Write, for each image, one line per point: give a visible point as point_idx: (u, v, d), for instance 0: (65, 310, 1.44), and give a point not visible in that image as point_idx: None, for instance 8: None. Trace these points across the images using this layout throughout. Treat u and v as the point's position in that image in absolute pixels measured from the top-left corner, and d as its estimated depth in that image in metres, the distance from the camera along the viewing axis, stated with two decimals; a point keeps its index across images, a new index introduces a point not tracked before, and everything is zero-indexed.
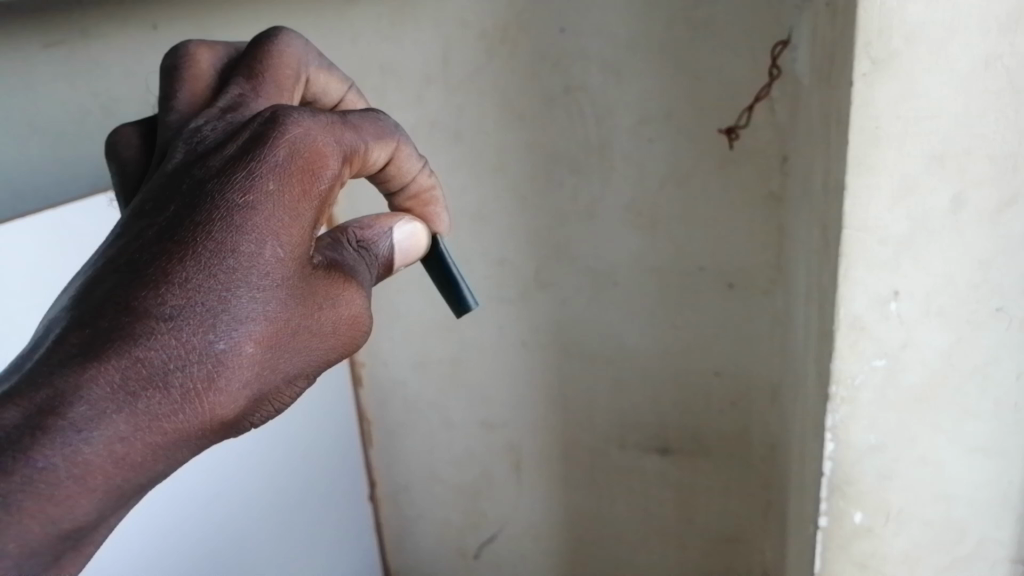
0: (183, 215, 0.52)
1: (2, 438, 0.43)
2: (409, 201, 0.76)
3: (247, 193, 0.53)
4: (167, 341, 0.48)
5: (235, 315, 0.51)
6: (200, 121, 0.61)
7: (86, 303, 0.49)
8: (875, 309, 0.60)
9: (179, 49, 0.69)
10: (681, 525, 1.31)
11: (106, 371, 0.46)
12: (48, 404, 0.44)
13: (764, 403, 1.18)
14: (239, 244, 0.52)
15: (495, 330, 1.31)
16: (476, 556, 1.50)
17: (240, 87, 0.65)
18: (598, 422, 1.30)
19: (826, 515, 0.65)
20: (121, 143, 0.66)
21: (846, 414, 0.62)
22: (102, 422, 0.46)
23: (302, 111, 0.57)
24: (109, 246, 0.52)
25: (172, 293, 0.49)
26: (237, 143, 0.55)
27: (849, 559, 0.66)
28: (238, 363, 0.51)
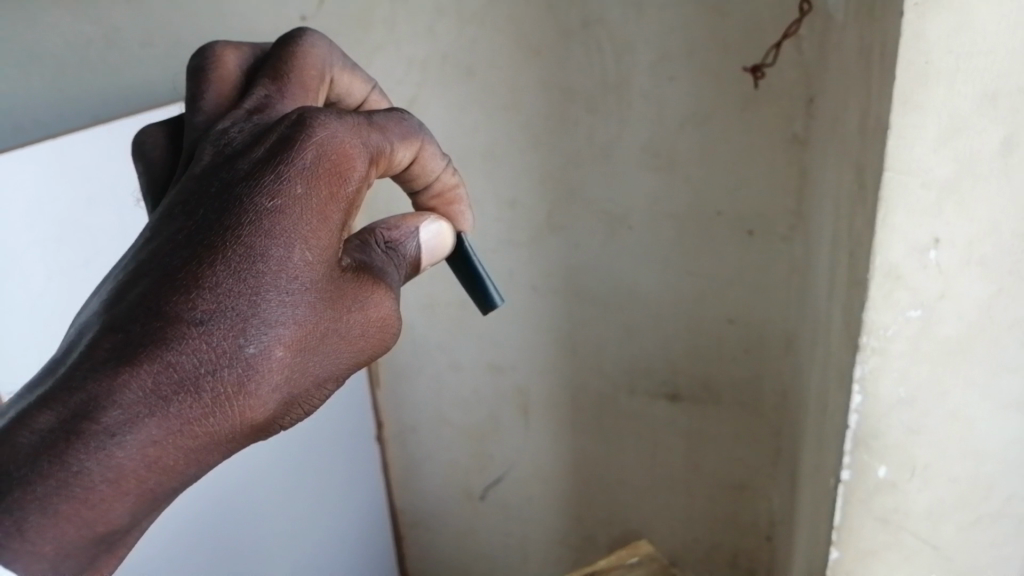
0: (212, 218, 0.50)
1: (39, 441, 0.43)
2: (433, 199, 0.70)
3: (275, 196, 0.51)
4: (197, 347, 0.47)
5: (265, 320, 0.49)
6: (225, 123, 0.57)
7: (117, 306, 0.48)
8: (913, 257, 0.57)
9: (205, 49, 0.65)
10: (690, 471, 1.31)
11: (137, 377, 0.46)
12: (81, 409, 0.44)
13: (779, 352, 1.16)
14: (269, 248, 0.50)
15: (505, 273, 1.28)
16: (482, 497, 1.50)
17: (265, 89, 0.61)
18: (608, 368, 1.28)
19: (849, 469, 0.62)
20: (147, 144, 0.63)
21: (876, 365, 0.59)
22: (134, 429, 0.45)
23: (330, 112, 0.54)
24: (140, 247, 0.51)
25: (202, 298, 0.48)
26: (265, 144, 0.53)
27: (872, 515, 0.63)
28: (269, 368, 0.50)
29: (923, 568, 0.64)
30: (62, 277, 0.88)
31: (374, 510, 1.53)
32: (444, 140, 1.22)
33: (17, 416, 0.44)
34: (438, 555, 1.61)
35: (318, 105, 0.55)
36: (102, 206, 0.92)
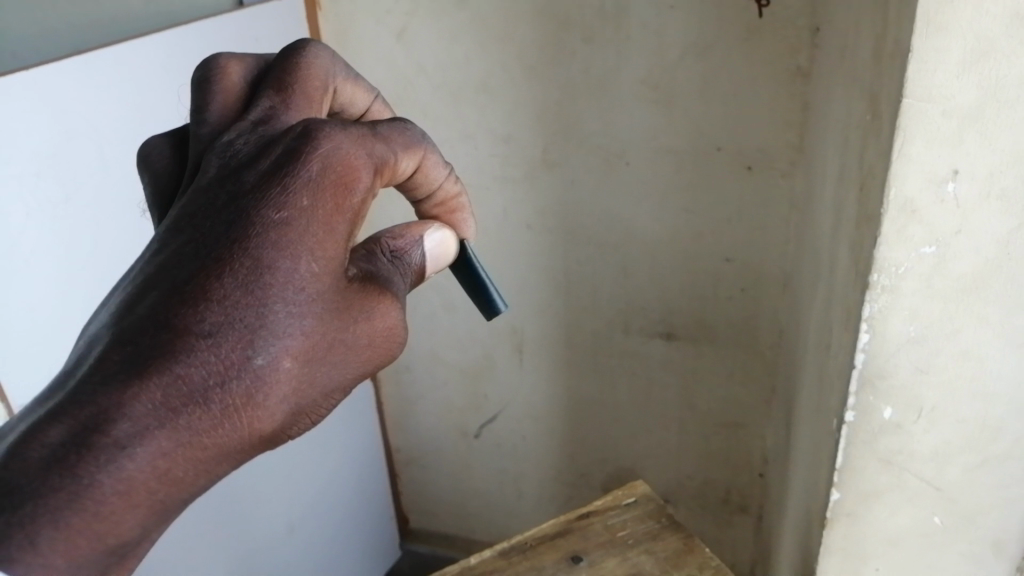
0: (219, 228, 0.45)
1: (47, 455, 0.39)
2: (435, 208, 0.64)
3: (284, 207, 0.46)
4: (206, 357, 0.42)
5: (277, 329, 0.44)
6: (229, 137, 0.52)
7: (124, 318, 0.43)
8: (930, 190, 0.54)
9: (208, 61, 0.58)
10: (684, 410, 1.30)
11: (147, 391, 0.41)
12: (90, 425, 0.40)
13: (776, 292, 1.15)
14: (278, 255, 0.45)
15: (499, 210, 1.24)
16: (476, 436, 1.50)
17: (270, 101, 0.55)
18: (603, 307, 1.26)
19: (853, 410, 0.61)
20: (151, 156, 0.58)
21: (886, 304, 0.57)
22: (145, 446, 0.41)
23: (334, 122, 0.49)
24: (147, 256, 0.46)
25: (211, 308, 0.43)
26: (272, 156, 0.48)
27: (875, 456, 0.62)
28: (280, 381, 0.45)
29: (926, 509, 0.63)
30: (43, 213, 0.82)
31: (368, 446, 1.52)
32: (436, 72, 1.17)
33: (23, 433, 0.40)
34: (432, 493, 1.61)
35: (323, 116, 0.50)
36: (83, 138, 0.85)
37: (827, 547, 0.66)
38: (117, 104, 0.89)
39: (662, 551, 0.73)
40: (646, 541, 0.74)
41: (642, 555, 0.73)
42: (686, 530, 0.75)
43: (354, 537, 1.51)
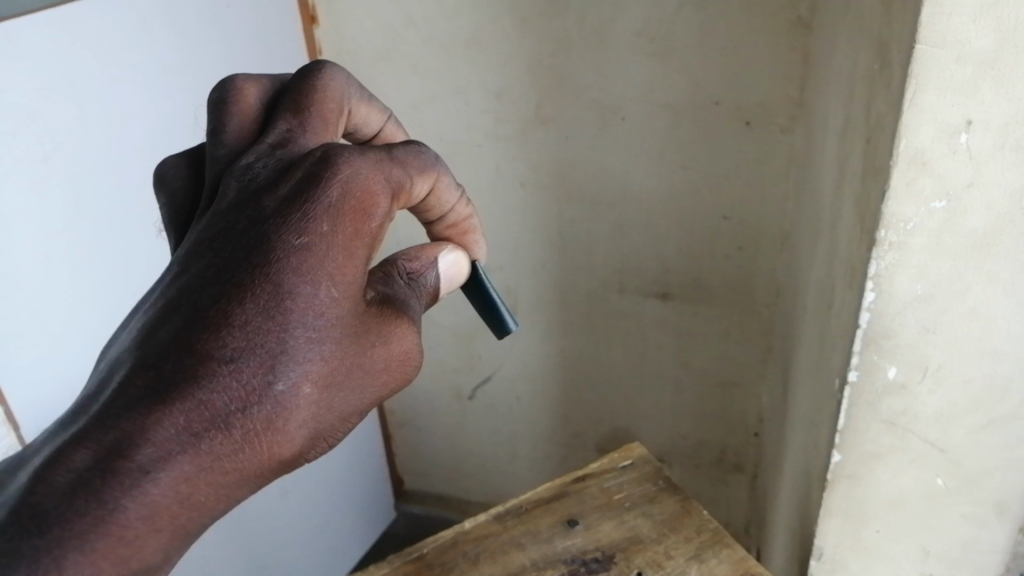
0: (238, 254, 0.45)
1: (73, 480, 0.39)
2: (447, 229, 0.62)
3: (304, 233, 0.45)
4: (227, 383, 0.42)
5: (297, 355, 0.44)
6: (247, 159, 0.50)
7: (146, 343, 0.43)
8: (942, 142, 0.51)
9: (225, 82, 0.56)
10: (680, 370, 1.29)
11: (171, 419, 0.41)
12: (117, 450, 0.40)
13: (773, 250, 1.13)
14: (298, 280, 0.44)
15: (491, 168, 1.21)
16: (470, 397, 1.49)
17: (287, 124, 0.53)
18: (598, 267, 1.24)
19: (857, 369, 0.59)
20: (168, 176, 0.57)
21: (893, 261, 0.55)
22: (169, 471, 0.41)
23: (353, 148, 0.48)
24: (168, 281, 0.46)
25: (232, 334, 0.43)
26: (291, 182, 0.47)
27: (879, 417, 0.61)
28: (300, 406, 0.44)
29: (929, 471, 0.61)
30: (20, 173, 0.79)
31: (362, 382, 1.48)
32: (425, 24, 1.13)
33: (50, 458, 0.40)
34: (426, 453, 1.60)
35: (342, 141, 0.49)
36: (59, 96, 0.81)
37: (827, 509, 0.65)
38: (97, 59, 0.85)
39: (659, 514, 0.71)
40: (643, 503, 0.73)
41: (639, 518, 0.71)
42: (683, 492, 0.74)
43: (350, 499, 1.51)
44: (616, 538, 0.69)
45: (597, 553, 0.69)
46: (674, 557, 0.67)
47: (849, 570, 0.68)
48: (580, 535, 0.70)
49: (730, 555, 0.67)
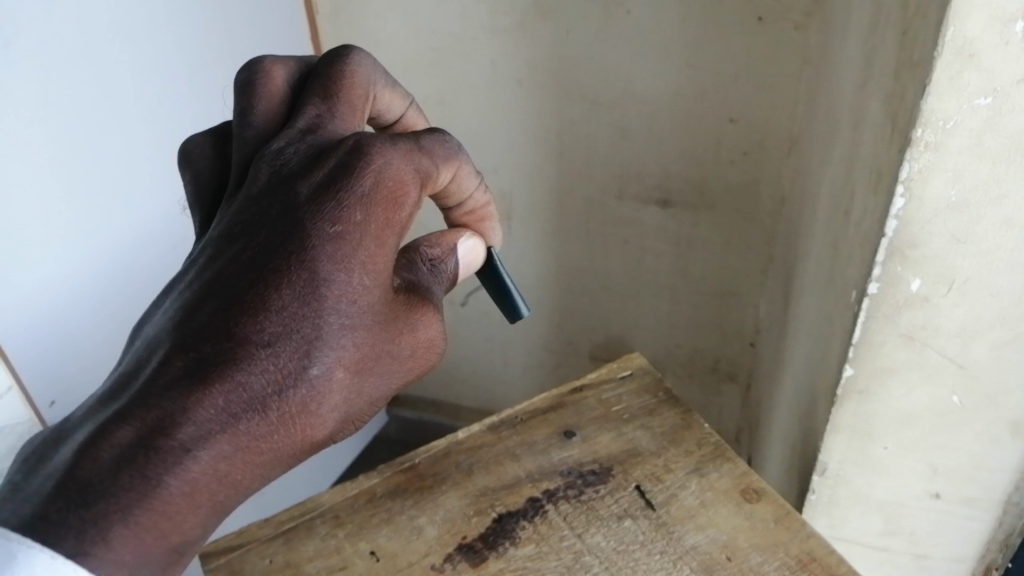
0: (274, 233, 0.45)
1: (117, 456, 0.40)
2: (464, 217, 0.59)
3: (339, 222, 0.45)
4: (265, 366, 0.43)
5: (332, 340, 0.44)
6: (278, 144, 0.50)
7: (184, 324, 0.43)
8: (994, 30, 0.46)
9: (252, 62, 0.55)
10: (677, 281, 1.25)
11: (213, 398, 0.41)
12: (161, 426, 0.40)
13: (781, 156, 1.08)
14: (334, 264, 0.44)
15: (488, 64, 1.14)
16: (463, 305, 1.45)
17: (316, 109, 0.52)
18: (597, 172, 1.18)
19: (878, 282, 0.56)
20: (195, 152, 0.56)
21: (927, 164, 0.51)
22: (211, 450, 0.41)
23: (384, 139, 0.48)
24: (200, 263, 0.45)
25: (268, 319, 0.43)
26: (324, 168, 0.47)
27: (897, 331, 0.57)
28: (332, 390, 0.45)
29: (945, 386, 0.59)
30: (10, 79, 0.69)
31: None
32: None
33: (94, 436, 0.40)
34: None
35: (371, 131, 0.49)
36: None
37: (835, 425, 0.63)
38: None
39: (658, 427, 0.69)
40: (642, 416, 0.70)
41: (638, 431, 0.69)
42: (683, 404, 0.71)
43: None
44: (614, 451, 0.67)
45: (594, 465, 0.66)
46: (674, 470, 0.65)
47: (852, 486, 0.66)
48: (576, 447, 0.68)
49: (732, 469, 0.65)
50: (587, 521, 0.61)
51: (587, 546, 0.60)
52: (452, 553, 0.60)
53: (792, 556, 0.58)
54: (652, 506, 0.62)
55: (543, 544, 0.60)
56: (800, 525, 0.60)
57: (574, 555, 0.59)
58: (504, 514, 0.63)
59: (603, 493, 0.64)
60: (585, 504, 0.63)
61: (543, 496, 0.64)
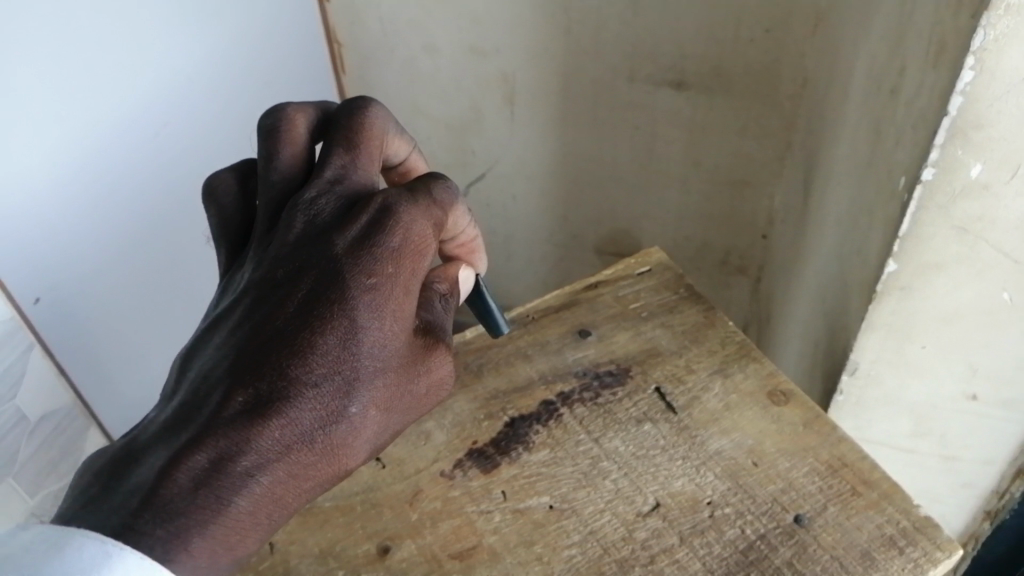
0: (319, 266, 0.41)
1: (178, 487, 0.37)
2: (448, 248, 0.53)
3: (377, 272, 0.41)
4: (314, 405, 0.40)
5: (375, 381, 0.41)
6: (304, 196, 0.45)
7: (242, 353, 0.40)
8: None
9: (275, 108, 0.50)
10: (687, 169, 1.15)
11: (270, 429, 0.39)
12: (223, 455, 0.38)
13: (805, 32, 0.96)
14: (376, 303, 0.41)
15: None
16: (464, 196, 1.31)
17: (340, 159, 0.47)
18: (606, 52, 1.06)
19: (934, 168, 0.50)
20: (221, 190, 0.51)
21: (1004, 32, 0.44)
22: (266, 484, 0.39)
23: (411, 201, 0.44)
24: (244, 294, 0.42)
25: (317, 360, 0.40)
26: (357, 224, 0.42)
27: (949, 222, 0.52)
28: (374, 428, 0.42)
29: (997, 283, 0.54)
30: None
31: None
32: None
33: (162, 462, 0.38)
34: None
35: (397, 191, 0.44)
36: None
37: (870, 323, 0.59)
38: None
39: (680, 325, 0.65)
40: (662, 314, 0.66)
41: (658, 329, 0.65)
42: (707, 301, 0.67)
43: None
44: (632, 350, 0.63)
45: (611, 366, 0.62)
46: (696, 371, 0.61)
47: (883, 386, 0.63)
48: (592, 346, 0.64)
49: (758, 370, 0.61)
50: (604, 425, 0.58)
51: (605, 452, 0.56)
52: (462, 459, 0.57)
53: (822, 462, 0.55)
54: (673, 409, 0.59)
55: (558, 449, 0.57)
56: (830, 428, 0.57)
57: (591, 461, 0.56)
58: (517, 418, 0.59)
59: (622, 395, 0.60)
60: (602, 407, 0.59)
61: (557, 399, 0.60)
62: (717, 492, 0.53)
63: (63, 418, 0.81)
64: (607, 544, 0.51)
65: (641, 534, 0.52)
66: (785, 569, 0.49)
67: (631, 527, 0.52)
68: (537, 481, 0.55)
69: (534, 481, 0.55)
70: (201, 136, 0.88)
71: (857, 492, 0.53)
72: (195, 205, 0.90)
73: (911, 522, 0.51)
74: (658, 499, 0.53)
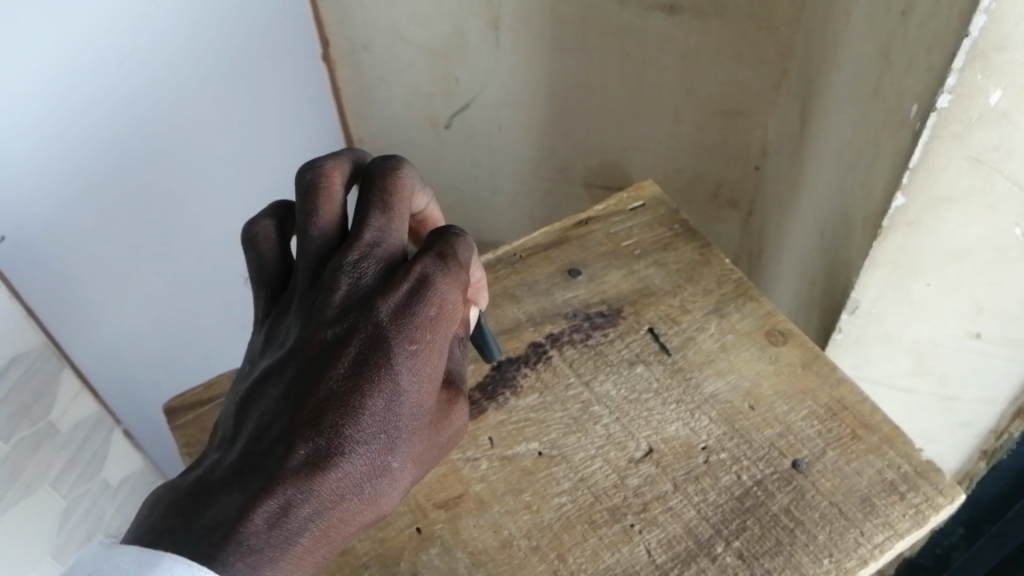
0: (367, 328, 0.41)
1: (241, 532, 0.36)
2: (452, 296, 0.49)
3: (424, 333, 0.41)
4: (364, 460, 0.39)
5: (417, 437, 0.41)
6: (343, 263, 0.43)
7: (298, 406, 0.39)
8: None
9: (310, 163, 0.48)
10: (680, 97, 1.10)
11: (331, 481, 0.38)
12: (289, 504, 0.37)
13: None
14: (422, 362, 0.41)
15: None
16: (447, 127, 1.25)
17: (377, 223, 0.45)
18: None
19: (951, 94, 0.47)
20: (261, 241, 0.49)
21: None
22: (323, 535, 0.38)
23: (449, 266, 0.43)
24: (292, 351, 0.41)
25: (370, 416, 0.39)
26: (402, 288, 0.42)
27: (962, 152, 0.49)
28: (409, 482, 0.42)
29: (1008, 218, 0.51)
30: None
31: (306, 83, 1.13)
32: None
33: (232, 508, 0.37)
34: None
35: (434, 256, 0.43)
36: None
37: (874, 260, 0.56)
38: None
39: (673, 264, 0.62)
40: (655, 252, 0.63)
41: (651, 268, 0.62)
42: (702, 237, 0.64)
43: None
44: (624, 290, 0.60)
45: (602, 307, 0.59)
46: (691, 312, 0.59)
47: (884, 325, 0.61)
48: (582, 286, 0.61)
49: (756, 310, 0.58)
50: (595, 368, 0.56)
51: (596, 396, 0.54)
52: None
53: (821, 405, 0.53)
54: (666, 351, 0.56)
55: (548, 394, 0.55)
56: (830, 369, 0.55)
57: (581, 406, 0.54)
58: (503, 361, 0.57)
59: (613, 337, 0.58)
60: (592, 350, 0.57)
61: (546, 341, 0.58)
62: (712, 436, 0.51)
63: (36, 359, 0.71)
64: (598, 493, 0.49)
65: (634, 481, 0.50)
66: (782, 517, 0.47)
67: (623, 474, 0.50)
68: (525, 427, 0.53)
69: (522, 427, 0.53)
70: (168, 61, 0.82)
71: (857, 436, 0.51)
72: (166, 137, 0.84)
73: (913, 467, 0.49)
74: (651, 445, 0.51)
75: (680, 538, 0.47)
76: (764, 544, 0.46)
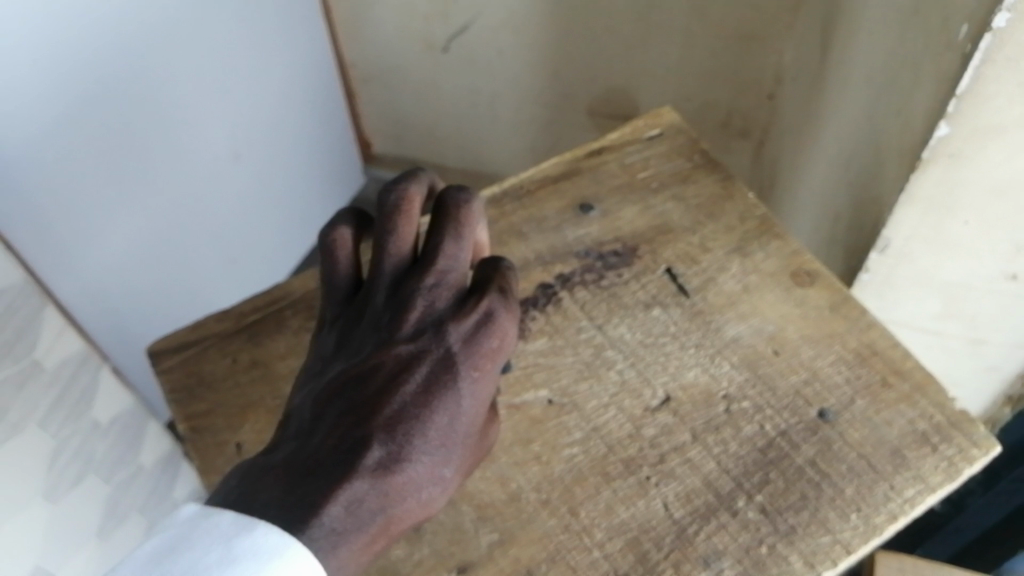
0: (439, 348, 0.38)
1: (314, 517, 0.33)
2: None
3: (494, 359, 0.38)
4: (430, 472, 0.36)
5: (472, 459, 0.38)
6: (417, 288, 0.39)
7: (368, 411, 0.36)
8: None
9: (395, 180, 0.42)
10: (691, 20, 1.03)
11: (398, 487, 0.35)
12: (358, 499, 0.34)
13: None
14: (488, 387, 0.38)
15: None
16: (445, 51, 1.18)
17: (455, 254, 0.40)
18: None
19: (1009, 12, 0.41)
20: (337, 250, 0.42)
21: None
22: (380, 538, 0.35)
23: (513, 300, 0.40)
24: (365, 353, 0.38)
25: (439, 427, 0.36)
26: (476, 311, 0.39)
27: (1017, 77, 0.44)
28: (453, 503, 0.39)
29: None
30: None
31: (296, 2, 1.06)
32: None
33: (311, 494, 0.33)
34: (389, 125, 1.35)
35: (501, 289, 0.40)
36: None
37: (910, 195, 0.52)
38: None
39: (693, 198, 0.58)
40: (674, 185, 0.59)
41: (669, 203, 0.58)
42: (724, 169, 0.60)
43: (331, 171, 1.29)
44: (640, 227, 0.56)
45: (617, 245, 0.56)
46: (712, 250, 0.55)
47: (915, 265, 0.57)
48: (595, 222, 0.57)
49: (781, 249, 0.55)
50: (608, 311, 0.52)
51: (609, 340, 0.51)
52: None
53: (850, 350, 0.49)
54: (685, 292, 0.53)
55: (558, 338, 0.51)
56: (860, 313, 0.51)
57: (594, 350, 0.50)
58: None
59: (628, 277, 0.54)
60: (606, 291, 0.53)
61: (557, 282, 0.54)
62: (733, 383, 0.48)
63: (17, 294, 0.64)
64: (611, 443, 0.46)
65: (649, 431, 0.47)
66: (808, 469, 0.45)
67: (639, 423, 0.47)
68: (535, 373, 0.50)
69: (532, 373, 0.50)
70: None
71: (888, 383, 0.48)
72: (145, 61, 0.79)
73: (946, 417, 0.46)
74: (669, 393, 0.48)
75: (698, 492, 0.44)
76: (787, 498, 0.44)
